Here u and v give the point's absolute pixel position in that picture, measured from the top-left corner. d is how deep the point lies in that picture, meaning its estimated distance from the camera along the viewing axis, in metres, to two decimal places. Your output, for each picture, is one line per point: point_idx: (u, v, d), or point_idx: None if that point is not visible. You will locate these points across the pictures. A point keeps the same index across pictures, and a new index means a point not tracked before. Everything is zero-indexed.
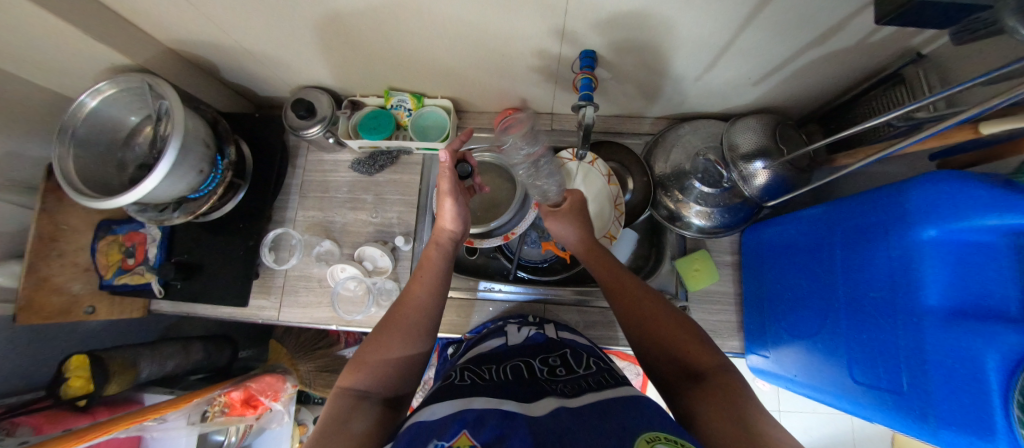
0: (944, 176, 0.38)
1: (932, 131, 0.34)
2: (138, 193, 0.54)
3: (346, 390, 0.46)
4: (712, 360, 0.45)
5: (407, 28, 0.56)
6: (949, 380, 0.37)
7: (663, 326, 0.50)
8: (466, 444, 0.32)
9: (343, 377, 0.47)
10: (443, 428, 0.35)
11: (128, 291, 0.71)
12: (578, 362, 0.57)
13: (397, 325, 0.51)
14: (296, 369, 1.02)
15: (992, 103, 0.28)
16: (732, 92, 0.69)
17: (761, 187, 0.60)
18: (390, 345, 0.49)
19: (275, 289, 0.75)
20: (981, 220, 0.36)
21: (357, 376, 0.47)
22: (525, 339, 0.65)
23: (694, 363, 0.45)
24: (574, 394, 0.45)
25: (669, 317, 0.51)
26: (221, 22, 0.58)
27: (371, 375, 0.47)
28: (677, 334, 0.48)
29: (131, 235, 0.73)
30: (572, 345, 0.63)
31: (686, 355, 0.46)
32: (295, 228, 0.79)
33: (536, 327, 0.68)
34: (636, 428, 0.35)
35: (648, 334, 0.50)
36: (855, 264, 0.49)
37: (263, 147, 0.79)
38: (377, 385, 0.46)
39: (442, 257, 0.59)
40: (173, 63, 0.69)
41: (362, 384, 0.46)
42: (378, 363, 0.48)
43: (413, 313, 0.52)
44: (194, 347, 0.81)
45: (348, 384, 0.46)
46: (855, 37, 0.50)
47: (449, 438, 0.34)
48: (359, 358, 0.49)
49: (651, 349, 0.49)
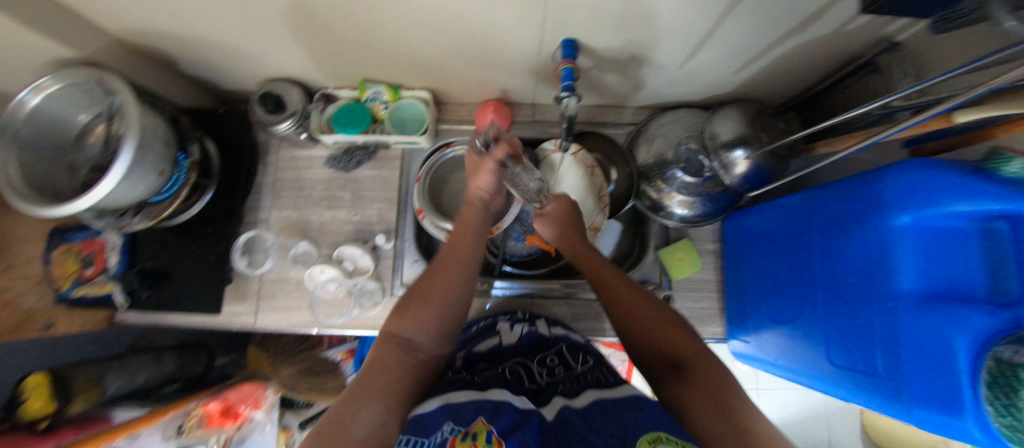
0: (918, 163, 0.40)
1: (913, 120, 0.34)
2: (92, 198, 0.50)
3: (390, 335, 0.47)
4: (693, 348, 0.45)
5: (380, 16, 0.53)
6: (921, 361, 0.38)
7: (647, 318, 0.49)
8: (483, 430, 0.38)
9: (389, 323, 0.48)
10: (460, 412, 0.41)
11: (90, 304, 0.68)
12: (574, 360, 0.58)
13: (440, 280, 0.51)
14: (278, 374, 1.00)
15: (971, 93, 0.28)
16: (713, 81, 0.69)
17: (740, 176, 0.61)
18: (431, 299, 0.50)
19: (250, 295, 0.72)
20: (953, 206, 0.37)
21: (403, 323, 0.48)
22: (519, 337, 0.65)
23: (676, 352, 0.45)
24: (574, 396, 0.47)
25: (654, 308, 0.50)
26: (176, 11, 0.54)
27: (417, 324, 0.48)
28: (656, 324, 0.48)
29: (88, 242, 0.68)
30: (567, 341, 0.63)
31: (668, 344, 0.46)
32: (268, 230, 0.75)
33: (528, 324, 0.68)
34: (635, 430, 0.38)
35: (630, 325, 0.50)
36: (833, 251, 0.50)
37: (229, 144, 0.74)
38: (419, 336, 0.47)
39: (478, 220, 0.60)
40: (125, 55, 0.63)
41: (405, 332, 0.47)
42: (421, 312, 0.49)
43: (456, 271, 0.53)
44: (166, 357, 0.79)
45: (393, 330, 0.47)
46: (832, 25, 0.50)
47: (466, 423, 0.39)
48: (401, 306, 0.50)
49: (636, 342, 0.49)
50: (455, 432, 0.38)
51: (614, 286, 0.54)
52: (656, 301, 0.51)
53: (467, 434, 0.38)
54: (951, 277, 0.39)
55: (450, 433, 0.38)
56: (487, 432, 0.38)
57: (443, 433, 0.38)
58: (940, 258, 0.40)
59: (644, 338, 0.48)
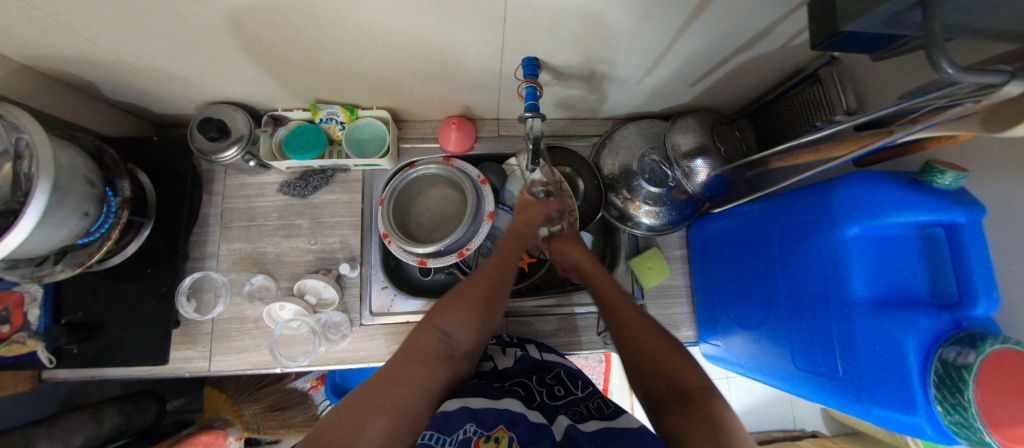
0: (863, 177, 0.42)
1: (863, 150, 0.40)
2: (1, 249, 0.43)
3: (433, 327, 0.51)
4: (699, 382, 0.47)
5: (324, 36, 0.50)
6: (877, 365, 0.40)
7: (660, 354, 0.51)
8: (505, 436, 0.40)
9: (434, 316, 0.52)
10: (483, 415, 0.42)
11: (7, 365, 0.60)
12: (575, 388, 0.56)
13: (484, 286, 0.55)
14: (240, 416, 0.93)
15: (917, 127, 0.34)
16: (671, 93, 0.70)
17: (702, 184, 0.61)
18: (473, 303, 0.53)
19: (202, 338, 0.67)
20: (895, 217, 0.39)
21: (447, 320, 0.51)
22: (516, 361, 0.61)
23: (682, 383, 0.47)
24: (579, 420, 0.46)
25: (669, 345, 0.52)
26: (92, 36, 0.48)
27: (459, 323, 0.52)
28: (670, 356, 0.50)
29: (1, 295, 0.60)
30: (564, 366, 0.62)
31: (676, 375, 0.48)
32: (217, 268, 0.70)
33: (519, 348, 0.65)
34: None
35: (641, 354, 0.52)
36: (791, 259, 0.52)
37: (166, 174, 0.68)
38: (457, 337, 0.51)
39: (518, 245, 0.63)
40: (32, 83, 0.56)
41: (447, 330, 0.51)
42: (463, 313, 0.52)
43: (494, 283, 0.56)
44: (107, 414, 0.73)
45: (436, 324, 0.51)
46: (778, 41, 0.52)
47: (488, 427, 0.41)
48: (446, 304, 0.53)
49: (645, 373, 0.50)
50: (478, 433, 0.40)
51: (630, 321, 0.55)
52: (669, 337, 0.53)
53: (488, 438, 0.40)
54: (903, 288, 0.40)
55: (471, 433, 0.40)
56: (507, 438, 0.39)
57: (465, 434, 0.40)
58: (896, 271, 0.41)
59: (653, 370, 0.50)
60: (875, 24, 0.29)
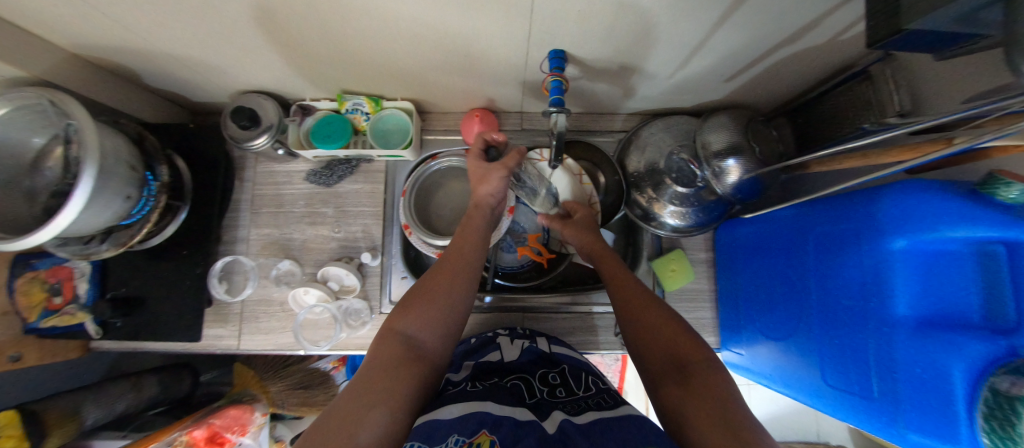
0: (914, 185, 0.39)
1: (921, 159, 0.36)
2: (52, 229, 0.46)
3: (394, 332, 0.47)
4: (700, 354, 0.45)
5: (354, 27, 0.50)
6: (917, 388, 0.38)
7: (660, 326, 0.49)
8: (488, 440, 0.38)
9: (392, 320, 0.48)
10: (466, 425, 0.40)
11: (59, 334, 0.64)
12: (576, 385, 0.55)
13: (445, 278, 0.52)
14: (266, 392, 0.97)
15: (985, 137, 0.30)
16: (704, 89, 0.67)
17: (733, 185, 0.59)
18: (433, 295, 0.50)
19: (232, 317, 0.70)
20: (949, 232, 0.36)
21: (406, 321, 0.47)
22: (521, 353, 0.63)
23: (684, 355, 0.45)
24: (574, 413, 0.45)
25: (664, 316, 0.50)
26: (134, 26, 0.50)
27: (420, 319, 0.48)
28: (667, 328, 0.48)
29: (54, 270, 0.65)
30: (570, 362, 0.61)
31: (677, 348, 0.46)
32: (246, 252, 0.72)
33: (528, 340, 0.67)
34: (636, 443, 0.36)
35: (640, 326, 0.50)
36: (827, 271, 0.50)
37: (201, 160, 0.70)
38: (423, 335, 0.47)
39: (482, 218, 0.61)
40: (81, 70, 0.59)
41: (409, 330, 0.46)
42: (424, 309, 0.48)
43: (456, 266, 0.53)
44: (146, 382, 0.79)
45: (395, 327, 0.47)
46: (826, 35, 0.48)
47: (470, 435, 0.38)
48: (405, 303, 0.50)
49: (646, 348, 0.48)
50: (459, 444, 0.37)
51: (632, 296, 0.53)
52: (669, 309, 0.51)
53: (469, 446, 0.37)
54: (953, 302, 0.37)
55: (455, 444, 0.37)
56: (489, 442, 0.37)
57: (448, 444, 0.37)
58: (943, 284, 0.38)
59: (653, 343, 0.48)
60: (946, 19, 0.26)
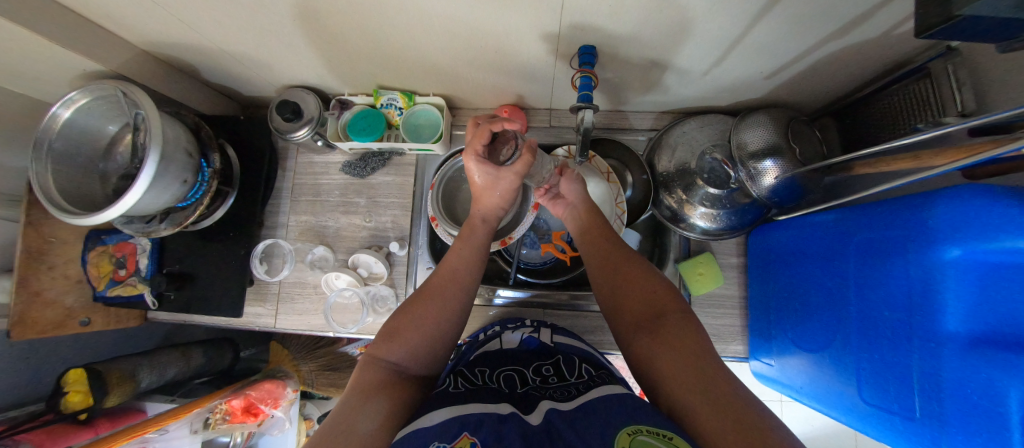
0: (969, 191, 0.36)
1: (974, 158, 0.33)
2: (121, 207, 0.51)
3: (377, 360, 0.47)
4: (677, 307, 0.47)
5: (392, 25, 0.52)
6: (966, 409, 0.35)
7: (637, 283, 0.51)
8: (467, 445, 0.36)
9: (376, 347, 0.48)
10: (447, 430, 0.38)
11: (120, 304, 0.71)
12: (569, 373, 0.56)
13: (433, 301, 0.52)
14: (299, 370, 1.04)
15: None
16: (742, 87, 0.65)
17: (769, 187, 0.57)
18: (421, 321, 0.50)
19: (270, 297, 0.75)
20: (1008, 242, 0.34)
21: (391, 348, 0.48)
22: (519, 344, 0.66)
23: (658, 307, 0.47)
24: (562, 399, 0.46)
25: (645, 273, 0.52)
26: (195, 24, 0.55)
27: (404, 348, 0.48)
28: (645, 283, 0.50)
29: (120, 245, 0.72)
30: (568, 352, 0.62)
31: (651, 301, 0.48)
32: (285, 237, 0.77)
33: (530, 330, 0.67)
34: (618, 422, 0.37)
35: (620, 282, 0.52)
36: (870, 280, 0.47)
37: (249, 149, 0.75)
38: (407, 360, 0.48)
39: (485, 233, 0.59)
40: (150, 65, 0.65)
41: (394, 357, 0.48)
42: (412, 335, 0.49)
43: (448, 287, 0.53)
44: (194, 353, 0.85)
45: (378, 355, 0.48)
46: (879, 28, 0.46)
47: (451, 438, 0.37)
48: (392, 330, 0.50)
49: (621, 302, 0.50)
50: None
51: (613, 255, 0.55)
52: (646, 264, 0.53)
53: None
54: (982, 292, 0.36)
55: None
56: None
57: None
58: (988, 284, 0.35)
59: (629, 297, 0.50)
60: (1008, 5, 0.25)
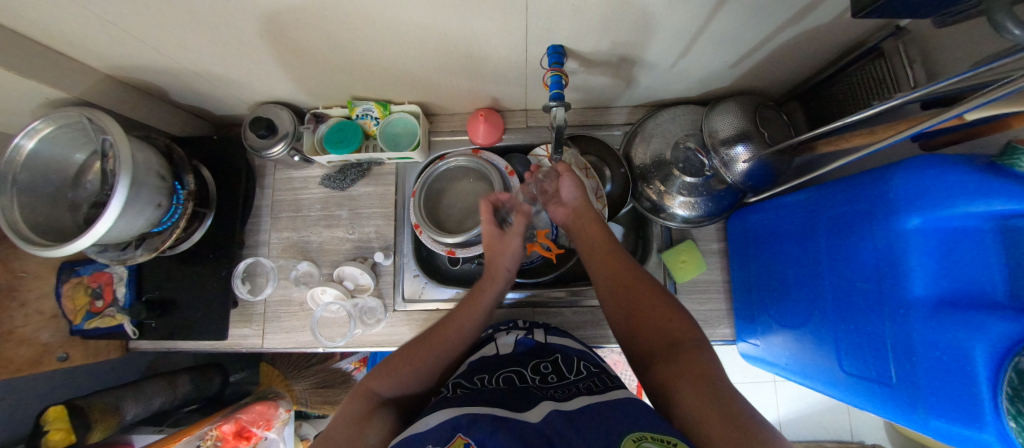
0: (926, 161, 0.38)
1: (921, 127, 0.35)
2: (93, 235, 0.50)
3: (370, 391, 0.50)
4: (692, 335, 0.47)
5: (359, 35, 0.52)
6: (937, 371, 0.37)
7: (652, 311, 0.51)
8: (463, 445, 0.36)
9: (370, 378, 0.51)
10: (442, 431, 0.38)
11: (102, 335, 0.69)
12: (569, 370, 0.56)
13: (432, 346, 0.55)
14: (291, 390, 1.03)
15: (980, 100, 0.29)
16: (709, 77, 0.67)
17: (744, 173, 0.58)
18: (419, 361, 0.53)
19: (256, 317, 0.74)
20: (967, 207, 0.35)
21: (385, 381, 0.51)
22: (515, 345, 0.64)
23: (674, 336, 0.47)
24: (564, 399, 0.45)
25: (659, 296, 0.52)
26: (158, 45, 0.54)
27: (399, 384, 0.51)
28: (659, 308, 0.51)
29: (95, 275, 0.70)
30: (564, 350, 0.62)
31: (667, 330, 0.48)
32: (267, 255, 0.76)
33: (524, 331, 0.67)
34: (621, 428, 0.36)
35: (636, 308, 0.52)
36: (841, 255, 0.49)
37: (225, 169, 0.74)
38: (399, 394, 0.51)
39: (496, 292, 0.63)
40: (116, 90, 0.64)
41: (386, 391, 0.50)
42: (406, 374, 0.52)
43: (451, 338, 0.56)
44: (181, 381, 0.84)
45: (371, 386, 0.50)
46: (831, 13, 0.48)
47: (446, 440, 0.37)
48: (387, 364, 0.53)
49: (637, 329, 0.50)
50: None
51: (626, 281, 0.55)
52: (661, 290, 0.53)
53: None
54: (946, 264, 0.38)
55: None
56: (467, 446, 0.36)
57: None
58: (951, 256, 0.38)
59: (645, 326, 0.50)
60: None
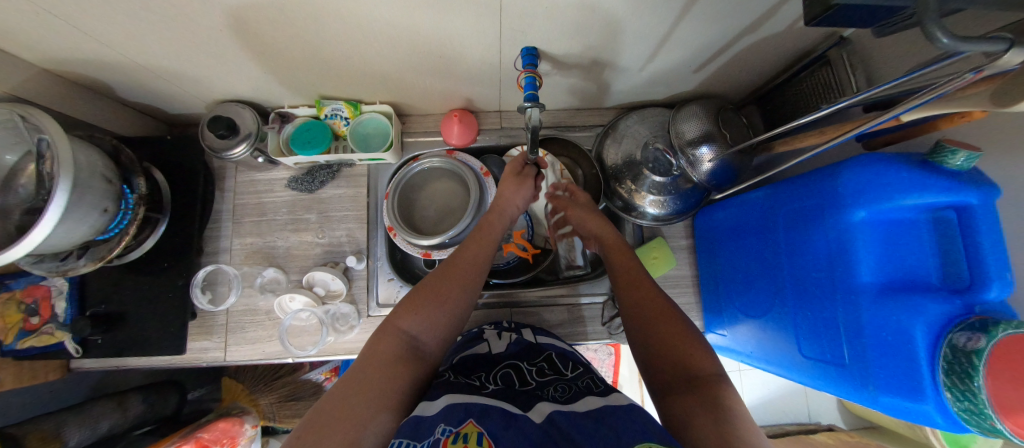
0: (868, 159, 0.41)
1: (872, 124, 0.37)
2: (27, 245, 0.45)
3: (396, 328, 0.47)
4: (711, 368, 0.43)
5: (328, 32, 0.51)
6: (882, 351, 0.40)
7: (668, 338, 0.47)
8: (474, 432, 0.36)
9: (397, 315, 0.48)
10: (452, 414, 0.39)
11: (36, 355, 0.63)
12: (564, 367, 0.58)
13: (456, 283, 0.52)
14: (257, 405, 0.98)
15: (922, 99, 0.32)
16: (675, 81, 0.70)
17: (709, 173, 0.60)
18: (445, 295, 0.50)
19: (218, 329, 0.70)
20: (902, 200, 0.39)
21: (413, 320, 0.47)
22: (509, 345, 0.64)
23: (693, 366, 0.43)
24: (570, 398, 0.45)
25: (672, 316, 0.49)
26: (104, 38, 0.50)
27: (426, 321, 0.48)
28: (677, 336, 0.47)
29: (30, 289, 0.64)
30: (556, 349, 0.64)
31: (684, 362, 0.44)
32: (229, 261, 0.72)
33: (515, 332, 0.68)
34: (632, 439, 0.35)
35: (649, 326, 0.49)
36: (799, 246, 0.52)
37: (180, 171, 0.70)
38: (426, 334, 0.47)
39: (502, 224, 0.62)
40: (52, 86, 0.59)
41: (415, 329, 0.47)
42: (433, 310, 0.49)
43: (472, 273, 0.54)
44: (131, 402, 0.78)
45: (399, 324, 0.47)
46: (784, 22, 0.51)
47: (457, 424, 0.37)
48: (412, 301, 0.49)
49: (649, 345, 0.48)
50: (446, 433, 0.36)
51: (640, 290, 0.53)
52: (684, 322, 0.48)
53: (457, 435, 0.36)
54: (889, 251, 0.41)
55: (441, 434, 0.36)
56: (477, 434, 0.36)
57: (435, 434, 0.36)
58: (892, 242, 0.41)
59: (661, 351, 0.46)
60: None
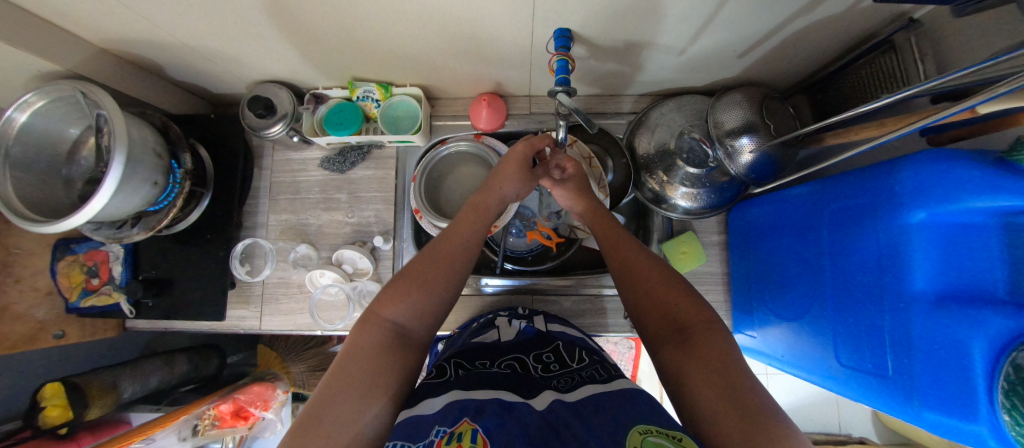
0: (933, 156, 0.38)
1: (939, 116, 0.33)
2: (87, 213, 0.48)
3: (378, 318, 0.45)
4: (699, 316, 0.42)
5: (363, 13, 0.51)
6: (933, 365, 0.37)
7: (659, 297, 0.45)
8: (469, 430, 0.35)
9: (376, 306, 0.46)
10: (448, 415, 0.38)
11: (97, 314, 0.69)
12: (571, 358, 0.57)
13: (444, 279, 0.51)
14: (288, 372, 1.05)
15: (998, 90, 0.28)
16: (716, 66, 0.66)
17: (747, 165, 0.57)
18: (428, 282, 0.48)
19: (254, 299, 0.73)
20: (971, 202, 0.35)
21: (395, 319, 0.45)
22: (517, 333, 0.66)
23: (682, 318, 0.43)
24: (569, 389, 0.45)
25: (667, 277, 0.47)
26: (155, 19, 0.52)
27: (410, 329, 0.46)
28: (668, 292, 0.45)
29: (90, 253, 0.69)
30: (566, 338, 0.63)
31: (673, 313, 0.43)
32: (265, 236, 0.75)
33: (526, 320, 0.68)
34: (629, 420, 0.35)
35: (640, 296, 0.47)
36: (844, 247, 0.49)
37: (222, 148, 0.73)
38: (412, 328, 0.45)
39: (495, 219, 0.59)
40: (110, 64, 0.62)
41: (399, 311, 0.45)
42: (418, 303, 0.47)
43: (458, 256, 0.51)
44: (177, 361, 0.84)
45: (383, 313, 0.45)
46: (845, 2, 0.47)
47: (452, 424, 0.36)
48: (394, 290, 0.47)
49: (644, 320, 0.45)
50: (441, 434, 0.35)
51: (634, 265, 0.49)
52: (674, 277, 0.47)
53: (451, 435, 0.35)
54: (948, 256, 0.38)
55: (436, 436, 0.35)
56: (472, 431, 0.35)
57: (429, 437, 0.35)
58: (951, 247, 0.38)
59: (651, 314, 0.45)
60: None
